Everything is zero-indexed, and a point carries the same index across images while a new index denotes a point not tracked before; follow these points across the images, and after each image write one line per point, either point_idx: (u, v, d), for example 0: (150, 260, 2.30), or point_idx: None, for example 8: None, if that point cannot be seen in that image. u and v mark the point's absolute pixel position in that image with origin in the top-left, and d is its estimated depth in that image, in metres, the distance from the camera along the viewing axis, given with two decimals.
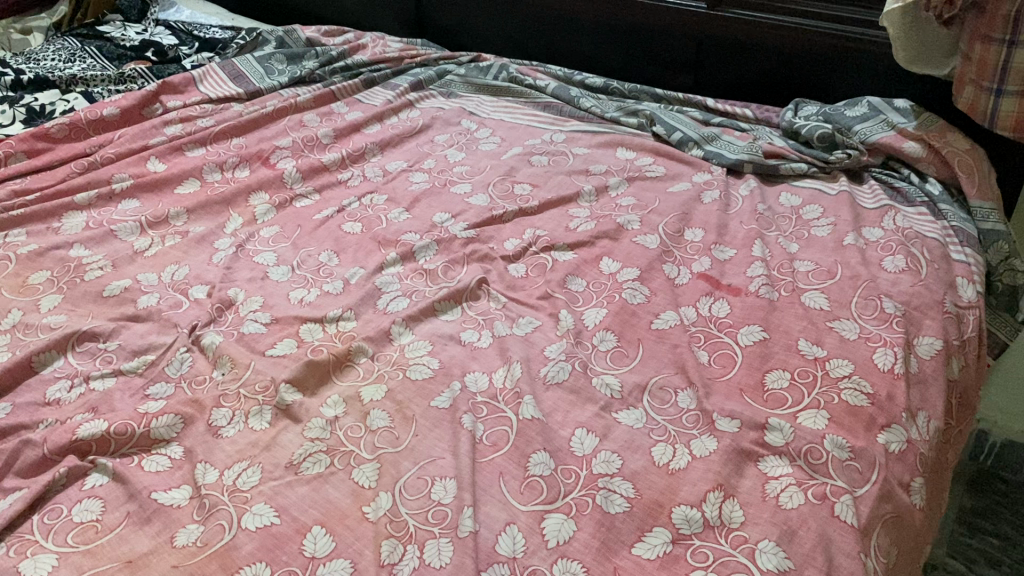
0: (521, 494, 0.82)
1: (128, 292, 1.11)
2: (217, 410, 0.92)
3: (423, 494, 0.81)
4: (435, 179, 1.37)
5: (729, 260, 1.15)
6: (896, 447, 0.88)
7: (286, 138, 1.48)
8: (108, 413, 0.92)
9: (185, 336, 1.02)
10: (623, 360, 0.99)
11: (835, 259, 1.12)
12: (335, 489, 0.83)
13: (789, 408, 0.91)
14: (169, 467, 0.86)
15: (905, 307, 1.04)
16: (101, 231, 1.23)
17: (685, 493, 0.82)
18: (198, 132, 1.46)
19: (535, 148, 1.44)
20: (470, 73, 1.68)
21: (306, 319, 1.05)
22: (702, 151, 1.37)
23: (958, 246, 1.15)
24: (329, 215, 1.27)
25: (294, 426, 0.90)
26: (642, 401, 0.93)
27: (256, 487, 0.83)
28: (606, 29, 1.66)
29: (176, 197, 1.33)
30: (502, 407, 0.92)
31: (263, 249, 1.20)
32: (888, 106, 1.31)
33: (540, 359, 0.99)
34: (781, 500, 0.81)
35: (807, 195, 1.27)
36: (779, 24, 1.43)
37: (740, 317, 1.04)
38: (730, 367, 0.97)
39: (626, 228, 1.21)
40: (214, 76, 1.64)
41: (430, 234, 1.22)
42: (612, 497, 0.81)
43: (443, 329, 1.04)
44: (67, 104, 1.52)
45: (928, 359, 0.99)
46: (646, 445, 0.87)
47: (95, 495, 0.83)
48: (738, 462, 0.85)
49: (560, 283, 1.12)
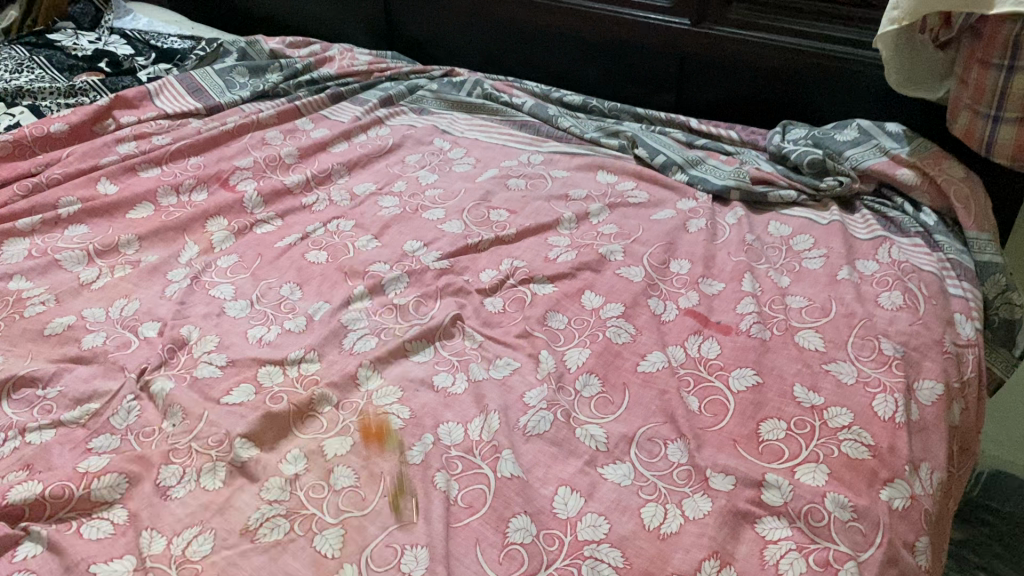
0: (500, 564, 0.75)
1: (72, 330, 1.02)
2: (165, 467, 0.84)
3: (392, 565, 0.74)
4: (406, 204, 1.29)
5: (717, 295, 1.09)
6: (900, 504, 0.82)
7: (247, 157, 1.40)
8: (45, 472, 0.83)
9: (133, 381, 0.94)
10: (608, 408, 0.92)
11: (829, 295, 1.07)
12: (295, 559, 0.75)
13: (786, 462, 0.85)
14: (111, 535, 0.78)
15: (904, 348, 0.98)
16: (43, 261, 1.14)
17: (678, 561, 0.75)
18: (152, 151, 1.37)
19: (511, 170, 1.37)
20: (444, 88, 1.61)
21: (265, 361, 0.97)
22: (686, 176, 1.31)
23: (955, 280, 1.10)
24: (292, 242, 1.20)
25: (250, 486, 0.82)
26: (629, 454, 0.86)
27: (208, 559, 0.75)
28: (584, 44, 1.60)
29: (127, 222, 1.24)
30: (478, 462, 0.84)
31: (221, 281, 1.12)
32: (880, 131, 1.26)
33: (519, 407, 0.92)
34: (781, 568, 0.75)
35: (797, 224, 1.21)
36: (766, 43, 1.38)
37: (731, 358, 0.98)
38: (722, 416, 0.91)
39: (608, 259, 1.15)
40: (172, 90, 1.55)
41: (400, 265, 1.15)
42: (598, 567, 0.74)
43: (414, 373, 0.96)
44: (11, 119, 1.42)
45: (929, 406, 0.93)
46: (635, 505, 0.80)
47: (27, 568, 0.74)
48: (734, 524, 0.79)
49: (539, 320, 1.05)
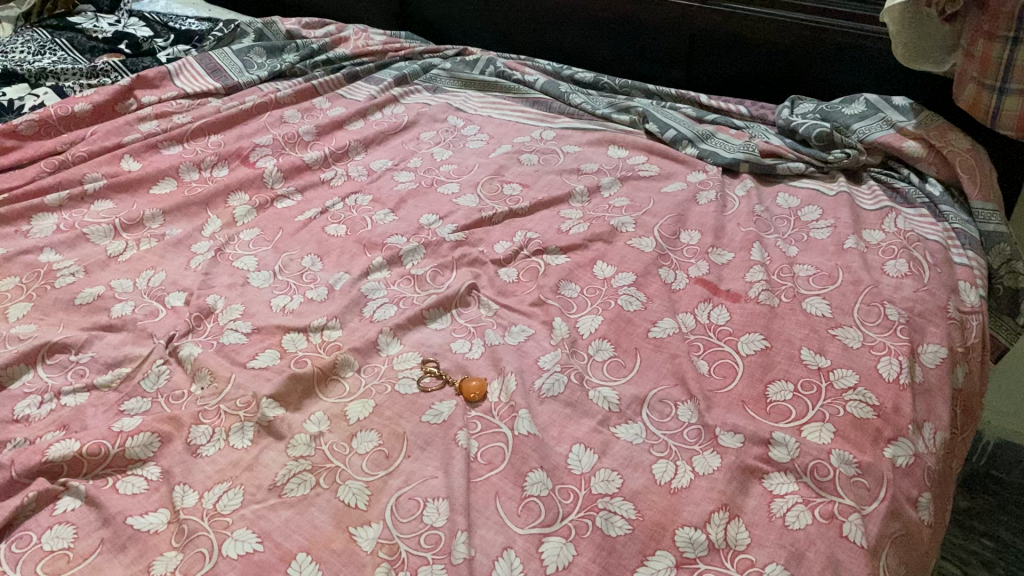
0: (518, 516, 0.78)
1: (101, 300, 1.06)
2: (195, 427, 0.87)
3: (415, 516, 0.78)
4: (421, 179, 1.32)
5: (727, 264, 1.11)
6: (904, 461, 0.85)
7: (266, 135, 1.43)
8: (81, 432, 0.87)
9: (162, 347, 0.98)
10: (620, 371, 0.95)
11: (836, 263, 1.09)
12: (321, 512, 0.78)
13: (793, 421, 0.88)
14: (145, 490, 0.81)
15: (909, 313, 1.01)
16: (72, 235, 1.17)
17: (688, 514, 0.78)
18: (174, 130, 1.41)
19: (524, 146, 1.40)
20: (457, 67, 1.65)
21: (289, 329, 1.00)
22: (697, 150, 1.34)
23: (960, 249, 1.12)
24: (312, 216, 1.23)
25: (277, 444, 0.86)
26: (641, 414, 0.89)
27: (238, 511, 0.79)
28: (595, 23, 1.63)
29: (152, 198, 1.27)
30: (497, 422, 0.88)
31: (243, 253, 1.16)
32: (887, 104, 1.28)
33: (534, 370, 0.95)
34: (788, 520, 0.78)
35: (805, 196, 1.24)
36: (774, 18, 1.40)
37: (740, 324, 1.01)
38: (731, 379, 0.94)
39: (620, 231, 1.18)
40: (191, 70, 1.58)
41: (417, 237, 1.18)
42: (612, 519, 0.78)
43: (432, 339, 0.99)
44: (36, 99, 1.46)
45: (933, 368, 0.96)
46: (647, 462, 0.84)
47: (67, 520, 0.78)
48: (743, 480, 0.82)
49: (553, 289, 1.08)
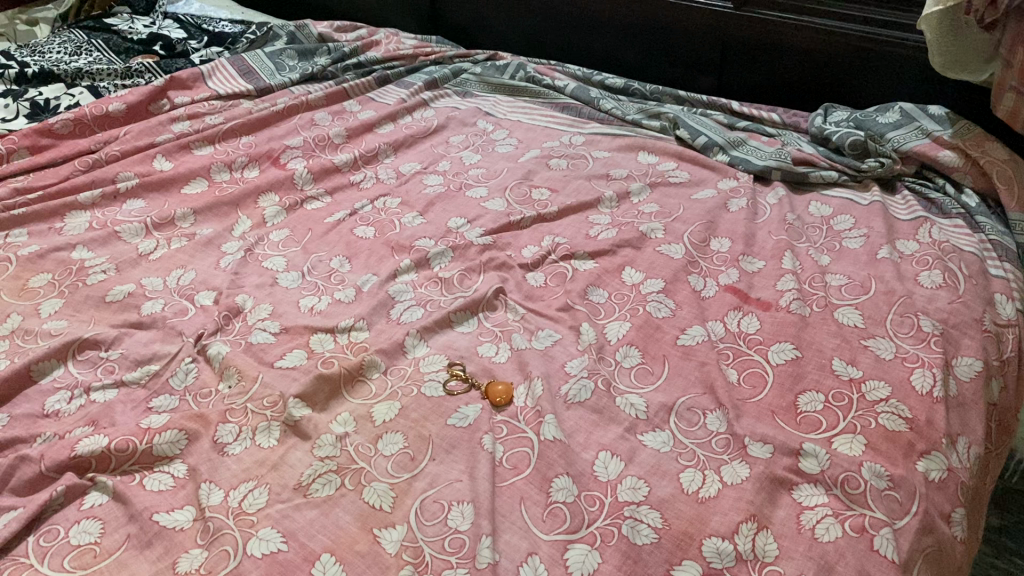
0: (543, 522, 0.77)
1: (132, 297, 1.07)
2: (222, 426, 0.88)
3: (440, 520, 0.77)
4: (450, 182, 1.33)
5: (757, 272, 1.10)
6: (936, 476, 0.83)
7: (296, 137, 1.44)
8: (109, 428, 0.87)
9: (191, 345, 0.98)
10: (648, 378, 0.94)
11: (869, 274, 1.08)
12: (345, 513, 0.78)
13: (823, 433, 0.87)
14: (171, 487, 0.81)
15: (943, 325, 0.99)
16: (104, 232, 1.18)
17: (715, 524, 0.77)
18: (206, 130, 1.42)
19: (553, 151, 1.40)
20: (487, 71, 1.65)
21: (316, 329, 1.01)
22: (728, 156, 1.33)
23: (996, 260, 1.10)
24: (341, 218, 1.23)
25: (302, 444, 0.86)
26: (668, 422, 0.88)
27: (263, 510, 0.79)
28: (626, 29, 1.62)
29: (183, 198, 1.29)
30: (522, 427, 0.87)
31: (272, 253, 1.16)
32: (922, 113, 1.27)
33: (560, 376, 0.94)
34: (817, 532, 0.76)
35: (838, 205, 1.22)
36: (808, 26, 1.39)
37: (770, 333, 0.99)
38: (761, 388, 0.92)
39: (649, 237, 1.17)
40: (223, 72, 1.59)
41: (445, 240, 1.18)
42: (638, 527, 0.77)
43: (458, 342, 0.99)
44: (72, 99, 1.48)
45: (967, 382, 0.94)
46: (675, 471, 0.83)
47: (94, 515, 0.78)
48: (771, 490, 0.81)
49: (580, 294, 1.07)
